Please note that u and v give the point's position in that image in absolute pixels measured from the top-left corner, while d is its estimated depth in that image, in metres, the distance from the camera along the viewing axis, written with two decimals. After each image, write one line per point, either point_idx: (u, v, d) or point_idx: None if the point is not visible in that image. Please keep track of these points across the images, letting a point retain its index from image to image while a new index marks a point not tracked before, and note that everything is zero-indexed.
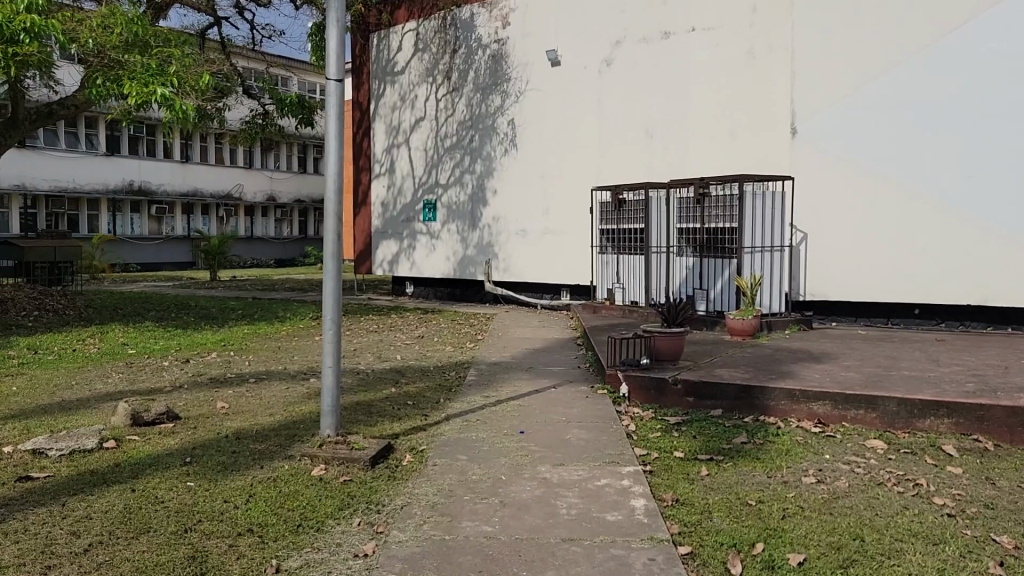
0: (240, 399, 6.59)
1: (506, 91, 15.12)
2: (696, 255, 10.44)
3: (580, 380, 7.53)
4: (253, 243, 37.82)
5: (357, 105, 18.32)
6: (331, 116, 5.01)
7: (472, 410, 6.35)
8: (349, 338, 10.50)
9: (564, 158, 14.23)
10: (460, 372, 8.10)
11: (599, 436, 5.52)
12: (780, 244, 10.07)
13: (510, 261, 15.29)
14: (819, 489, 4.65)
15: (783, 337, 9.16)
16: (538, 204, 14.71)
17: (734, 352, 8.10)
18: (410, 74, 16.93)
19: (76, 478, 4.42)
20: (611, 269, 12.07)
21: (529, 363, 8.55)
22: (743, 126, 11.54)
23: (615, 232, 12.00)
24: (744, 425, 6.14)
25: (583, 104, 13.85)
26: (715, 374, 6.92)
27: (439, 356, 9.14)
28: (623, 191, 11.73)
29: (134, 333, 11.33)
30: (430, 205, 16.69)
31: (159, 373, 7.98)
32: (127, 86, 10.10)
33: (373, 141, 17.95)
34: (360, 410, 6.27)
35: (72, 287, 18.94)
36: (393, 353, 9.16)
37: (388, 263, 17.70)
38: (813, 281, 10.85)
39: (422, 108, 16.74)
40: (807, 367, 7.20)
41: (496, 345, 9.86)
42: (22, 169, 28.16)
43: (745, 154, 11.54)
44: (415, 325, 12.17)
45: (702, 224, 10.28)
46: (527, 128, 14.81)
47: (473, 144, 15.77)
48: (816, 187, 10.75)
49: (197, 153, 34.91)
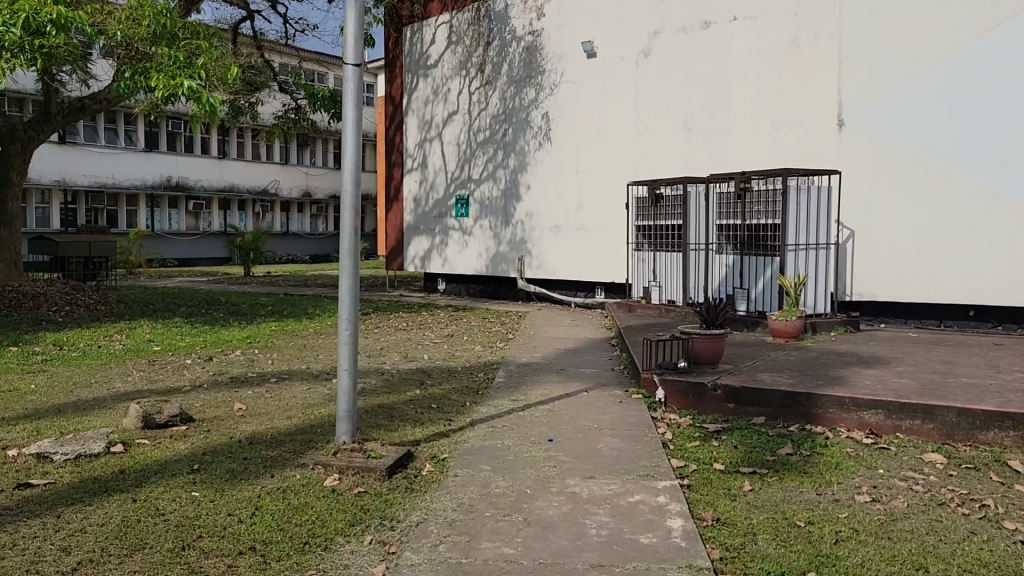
0: (258, 401, 6.34)
1: (540, 83, 14.76)
2: (736, 252, 10.01)
3: (614, 383, 7.17)
4: (289, 238, 37.88)
5: (390, 99, 18.09)
6: (350, 101, 4.71)
7: (499, 414, 6.03)
8: (377, 337, 10.25)
9: (599, 153, 13.85)
10: (488, 373, 7.78)
11: (633, 445, 5.17)
12: (825, 242, 9.60)
13: (544, 258, 14.95)
14: (875, 509, 4.26)
15: (829, 340, 8.71)
16: (573, 200, 14.35)
17: (778, 355, 7.68)
18: (443, 67, 16.65)
19: (77, 486, 4.18)
20: (647, 266, 11.67)
21: (561, 365, 8.21)
22: (787, 117, 11.08)
23: (651, 228, 11.59)
24: (789, 435, 5.74)
25: (619, 97, 13.46)
26: (757, 379, 6.52)
27: (468, 356, 8.85)
28: (660, 186, 11.32)
29: (161, 329, 11.19)
30: (463, 200, 16.41)
31: (180, 372, 7.78)
32: (154, 79, 9.94)
33: (405, 135, 17.71)
34: (381, 414, 5.98)
35: (107, 282, 18.98)
36: (420, 353, 8.87)
37: (420, 259, 17.46)
38: (860, 280, 10.35)
39: (455, 102, 16.46)
40: (858, 372, 6.76)
41: (527, 345, 9.53)
42: (61, 165, 28.49)
43: (789, 147, 11.08)
44: (445, 323, 11.88)
45: (743, 220, 9.83)
46: (562, 121, 14.45)
47: (507, 139, 15.45)
48: (862, 182, 10.25)
49: (234, 149, 35.02)
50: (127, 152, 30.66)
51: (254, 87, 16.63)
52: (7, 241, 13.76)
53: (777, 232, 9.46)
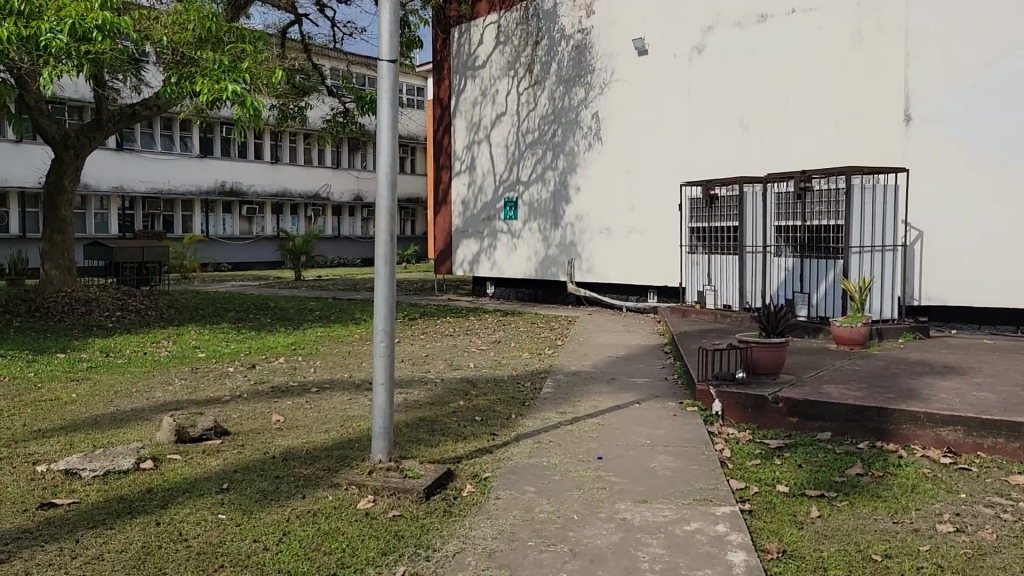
0: (297, 413, 6.14)
1: (590, 82, 14.42)
2: (795, 255, 9.54)
3: (667, 394, 6.80)
4: (340, 242, 38.07)
5: (438, 102, 17.92)
6: (385, 100, 4.45)
7: (546, 428, 5.72)
8: (422, 344, 10.02)
9: (650, 153, 13.45)
10: (535, 383, 7.48)
11: (689, 464, 4.82)
12: (892, 243, 9.08)
13: (594, 261, 14.59)
14: (960, 542, 3.84)
15: (898, 348, 8.20)
16: (623, 201, 13.98)
17: (843, 364, 7.23)
18: (491, 68, 16.41)
19: (101, 507, 4.00)
20: (702, 270, 11.24)
21: (611, 374, 7.86)
22: (849, 113, 10.56)
23: (705, 230, 11.16)
24: (858, 453, 5.33)
25: (671, 95, 13.04)
26: (822, 392, 6.10)
27: (514, 364, 8.56)
28: (714, 186, 10.89)
29: (208, 336, 11.13)
30: (512, 203, 16.14)
31: (221, 381, 7.64)
32: (199, 84, 9.88)
33: (453, 138, 17.52)
34: (422, 428, 5.72)
35: (160, 287, 19.18)
36: (465, 360, 8.61)
37: (468, 263, 17.24)
38: (930, 283, 9.77)
39: (503, 103, 16.20)
40: (932, 384, 6.29)
41: (576, 353, 9.20)
42: (119, 171, 29.06)
43: (851, 144, 10.56)
44: (492, 329, 11.62)
45: (804, 221, 9.36)
46: (612, 121, 14.08)
47: (556, 140, 15.13)
48: (930, 180, 9.69)
49: (286, 154, 35.32)
50: (182, 158, 31.12)
51: (302, 91, 16.61)
52: (61, 248, 13.90)
53: (840, 233, 8.97)
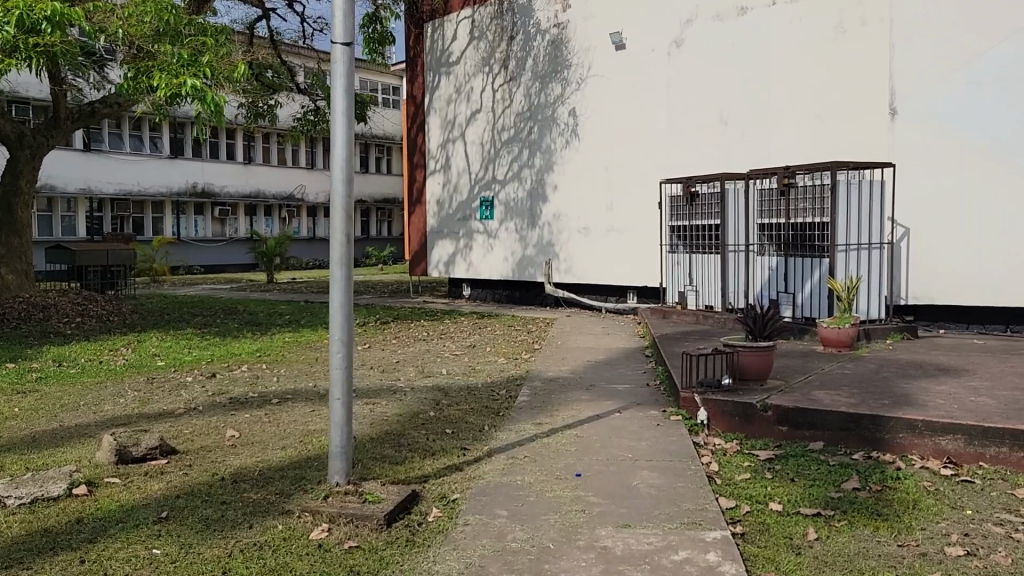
0: (254, 428, 5.72)
1: (567, 78, 14.06)
2: (779, 254, 9.23)
3: (650, 401, 6.44)
4: (316, 243, 37.46)
5: (411, 99, 17.47)
6: (339, 87, 4.04)
7: (520, 442, 5.34)
8: (394, 349, 9.60)
9: (630, 149, 13.11)
10: (511, 391, 7.10)
11: (674, 481, 4.46)
12: (878, 241, 8.78)
13: (572, 261, 14.24)
14: (972, 567, 3.50)
15: (887, 349, 7.90)
16: (602, 200, 13.63)
17: (832, 368, 6.91)
18: (465, 63, 16.00)
19: (20, 542, 3.57)
20: (683, 269, 10.91)
21: (591, 380, 7.49)
22: (833, 107, 10.28)
23: (686, 228, 10.82)
24: (854, 465, 5.00)
25: (650, 90, 12.71)
26: (813, 398, 5.77)
27: (489, 370, 8.16)
28: (695, 183, 10.56)
29: (170, 343, 10.64)
30: (488, 202, 15.75)
31: (177, 392, 7.19)
32: (156, 79, 9.43)
33: (427, 136, 17.09)
34: (388, 443, 5.32)
35: (126, 291, 18.61)
36: (438, 367, 8.20)
37: (444, 264, 16.82)
38: (918, 282, 9.49)
39: (478, 99, 15.81)
40: (928, 389, 5.97)
41: (554, 357, 8.82)
42: (87, 173, 28.40)
43: (836, 139, 10.27)
44: (468, 333, 11.23)
45: (788, 219, 9.04)
46: (590, 117, 13.74)
47: (532, 137, 14.76)
48: (918, 174, 9.40)
49: (259, 154, 34.70)
50: (152, 159, 30.47)
51: (270, 88, 16.13)
52: (18, 251, 13.35)
53: (825, 231, 8.66)
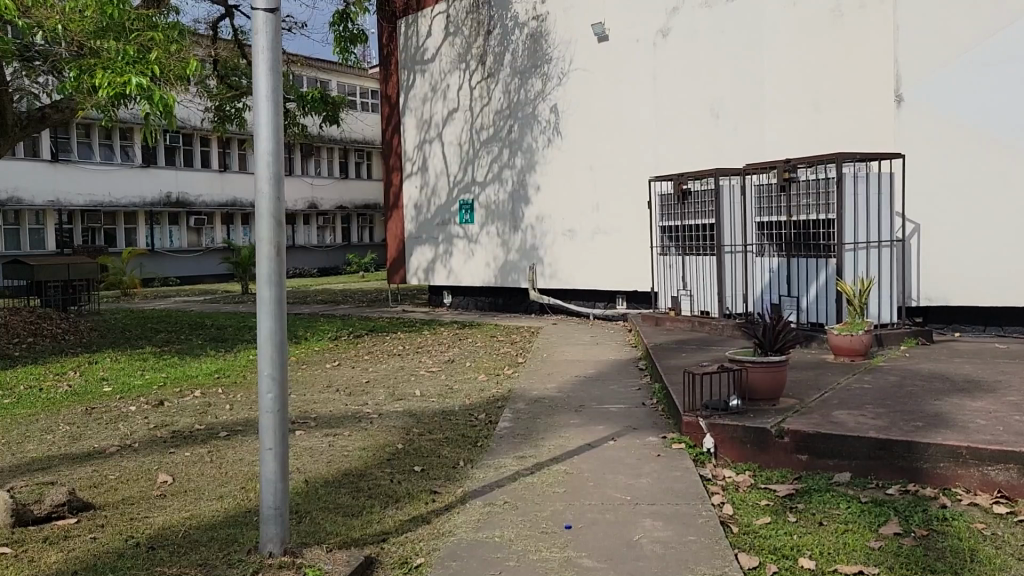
0: (193, 471, 4.93)
1: (547, 73, 13.33)
2: (781, 254, 8.52)
3: (647, 425, 5.70)
4: (295, 252, 36.56)
5: (385, 99, 16.66)
6: (262, 62, 3.24)
7: (501, 482, 4.58)
8: (365, 367, 8.81)
9: (615, 147, 12.39)
10: (491, 416, 6.33)
11: (683, 534, 3.71)
12: (889, 238, 8.07)
13: (557, 265, 13.49)
14: None
15: (904, 357, 7.19)
16: (587, 200, 12.89)
17: (849, 381, 6.19)
18: (441, 61, 15.25)
19: None
20: (675, 273, 10.19)
21: (580, 400, 6.73)
22: (830, 95, 9.56)
23: (678, 229, 10.10)
24: (890, 502, 4.27)
25: (636, 83, 12.01)
26: (835, 420, 5.04)
27: (468, 390, 7.39)
28: (686, 180, 9.82)
29: (123, 364, 9.78)
30: (468, 205, 15.00)
31: (115, 426, 6.36)
32: (98, 78, 8.58)
33: (402, 137, 16.30)
34: (345, 488, 4.55)
35: (89, 307, 17.68)
36: (411, 388, 7.41)
37: (423, 271, 16.05)
38: (931, 282, 8.78)
39: (454, 98, 15.06)
40: (963, 406, 5.24)
41: (539, 373, 8.06)
42: (55, 184, 27.42)
43: (834, 129, 9.56)
44: (447, 346, 10.45)
45: (790, 217, 8.33)
46: (572, 113, 13.01)
47: (513, 136, 14.02)
48: (925, 164, 8.73)
49: (235, 161, 33.79)
50: (123, 168, 29.49)
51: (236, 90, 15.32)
52: None
53: (832, 229, 7.94)
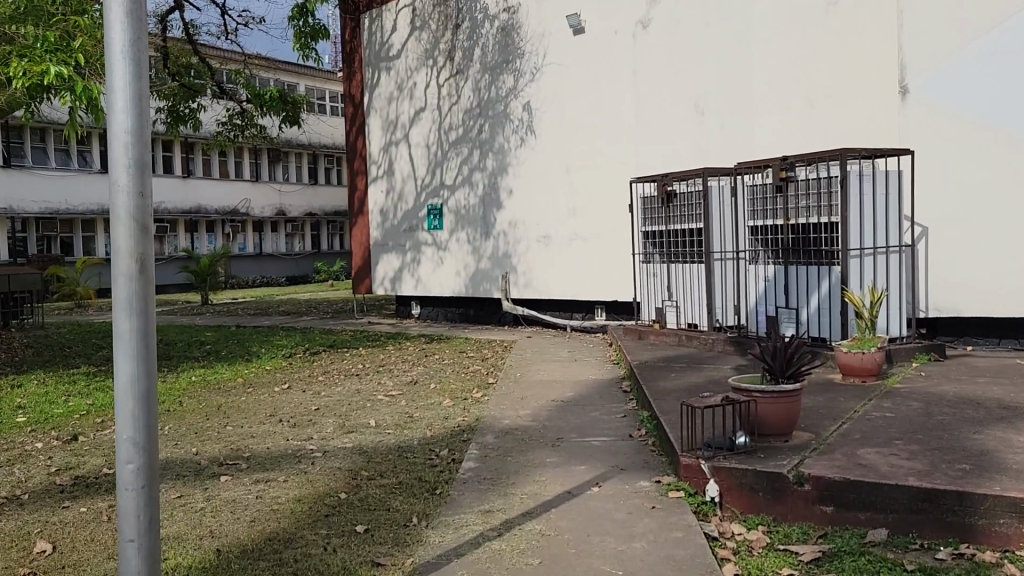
0: (82, 537, 3.99)
1: (519, 68, 12.51)
2: (777, 262, 7.72)
3: (636, 466, 4.84)
4: (262, 260, 35.44)
5: (348, 98, 15.70)
6: (116, 5, 2.32)
7: (461, 549, 3.69)
8: (317, 391, 7.89)
9: (592, 147, 11.57)
10: (455, 453, 5.44)
11: None
12: (897, 243, 7.30)
13: (531, 273, 12.64)
14: None
15: (921, 377, 6.40)
16: (563, 205, 12.05)
17: (867, 408, 5.37)
18: (407, 57, 14.37)
19: None
20: (659, 282, 9.37)
21: (558, 432, 5.85)
22: (824, 90, 8.83)
23: (662, 234, 9.28)
24: (944, 570, 3.43)
25: (614, 78, 11.21)
26: (863, 461, 4.20)
27: (430, 419, 6.49)
28: (671, 181, 9.00)
29: (48, 388, 8.77)
30: (436, 210, 14.11)
31: (10, 470, 5.39)
32: (11, 67, 7.56)
33: (367, 140, 15.38)
34: (267, 560, 3.63)
35: (32, 321, 16.56)
36: (365, 417, 6.50)
37: (389, 280, 15.12)
38: (940, 292, 8.02)
39: (421, 96, 14.19)
40: (1010, 441, 4.43)
41: (511, 396, 7.20)
42: (7, 191, 26.16)
43: (829, 125, 8.82)
44: (411, 364, 9.56)
45: (788, 221, 7.54)
46: (547, 112, 12.19)
47: (483, 136, 13.16)
48: (933, 162, 7.99)
49: (199, 167, 32.62)
50: (81, 174, 28.27)
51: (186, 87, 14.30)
52: None
53: (835, 233, 7.16)
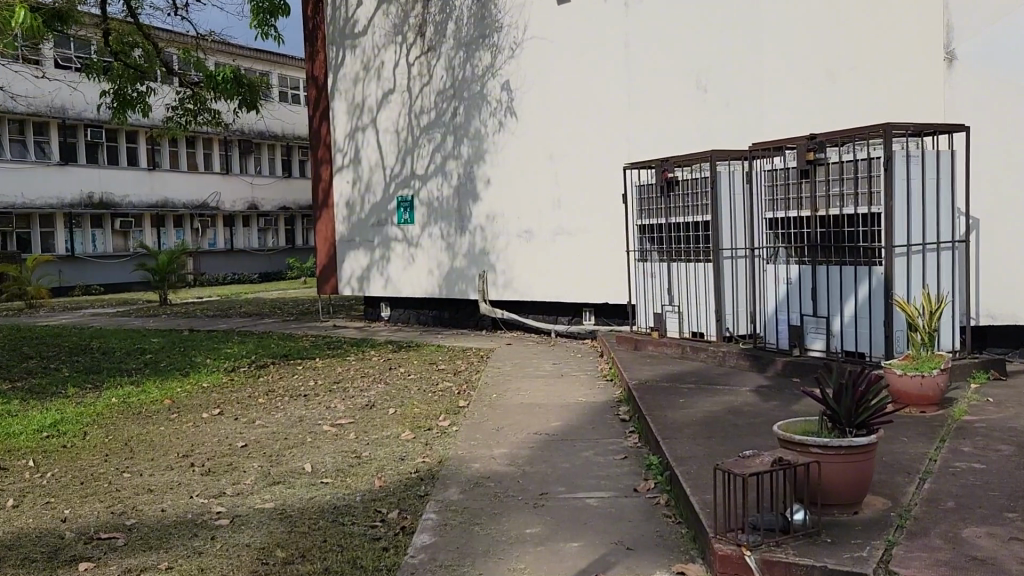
0: None
1: (497, 43, 11.21)
2: (802, 261, 6.46)
3: (646, 545, 3.56)
4: (233, 256, 33.96)
5: (310, 80, 14.19)
6: None
7: None
8: (251, 418, 6.54)
9: (578, 131, 10.30)
10: (407, 517, 4.14)
11: None
12: (949, 238, 6.07)
13: (512, 273, 11.35)
14: None
15: (991, 404, 5.19)
16: (546, 197, 10.77)
17: (946, 455, 4.11)
18: (374, 34, 13.01)
19: None
20: (657, 283, 8.10)
21: (543, 484, 4.56)
22: (846, 61, 7.61)
23: (661, 228, 8.00)
24: None
25: (603, 52, 9.94)
26: (976, 553, 2.95)
27: (382, 461, 5.18)
28: (672, 166, 7.72)
29: None
30: (406, 202, 12.79)
31: None
32: None
33: (331, 125, 13.96)
34: None
35: None
36: (300, 460, 5.17)
37: (357, 280, 13.78)
38: (994, 296, 6.81)
39: (390, 77, 12.85)
40: None
41: (486, 426, 5.92)
42: None
43: (854, 102, 7.61)
44: (371, 380, 8.23)
45: (817, 212, 6.28)
46: (527, 92, 10.88)
47: (457, 120, 11.85)
48: (981, 142, 6.80)
49: (166, 159, 31.06)
50: (38, 166, 26.64)
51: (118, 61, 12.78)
52: None
53: (877, 226, 5.92)
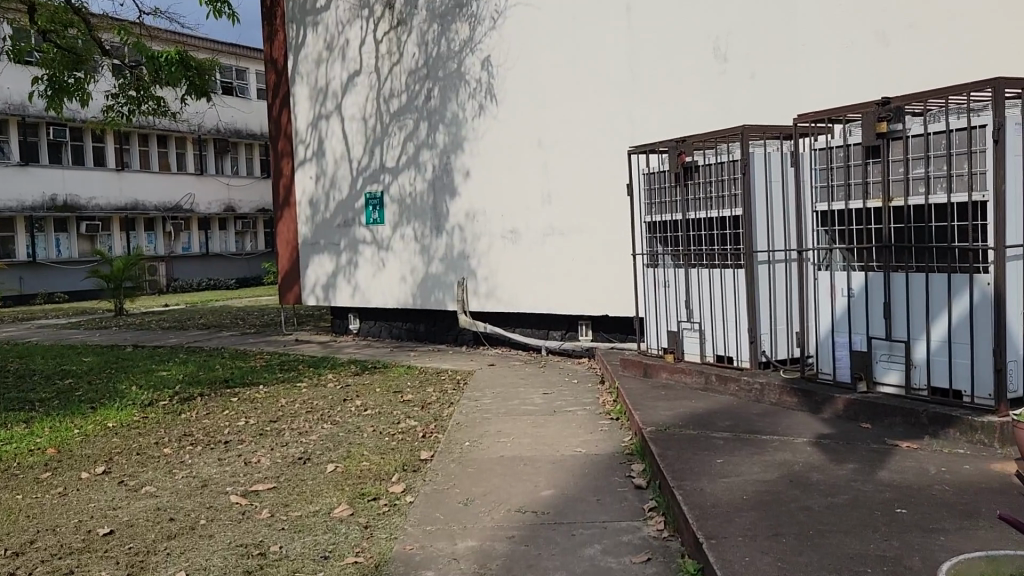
0: None
1: (475, 13, 9.61)
2: (870, 266, 4.89)
3: None
4: (208, 262, 32.25)
5: (268, 64, 12.52)
6: None
7: None
8: (138, 482, 4.87)
9: (571, 112, 8.72)
10: None
11: None
12: None
13: (495, 280, 9.76)
14: None
15: None
16: (535, 189, 9.19)
17: None
18: (337, 8, 11.40)
19: None
20: (671, 294, 6.51)
21: None
22: (905, 12, 6.10)
23: (676, 225, 6.40)
24: None
25: (601, 17, 8.35)
26: None
27: (293, 563, 3.56)
28: (691, 148, 6.15)
29: None
30: (375, 199, 11.18)
31: None
32: None
33: (291, 113, 12.30)
34: None
35: None
36: (172, 566, 3.54)
37: (321, 288, 12.16)
38: None
39: (356, 56, 11.23)
40: None
41: (450, 496, 4.33)
42: None
43: (916, 64, 6.09)
44: (315, 417, 6.60)
45: (894, 203, 4.71)
46: (512, 68, 9.28)
47: (432, 103, 10.26)
48: None
49: (135, 159, 29.38)
50: None
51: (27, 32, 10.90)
52: None
53: (980, 220, 4.34)
